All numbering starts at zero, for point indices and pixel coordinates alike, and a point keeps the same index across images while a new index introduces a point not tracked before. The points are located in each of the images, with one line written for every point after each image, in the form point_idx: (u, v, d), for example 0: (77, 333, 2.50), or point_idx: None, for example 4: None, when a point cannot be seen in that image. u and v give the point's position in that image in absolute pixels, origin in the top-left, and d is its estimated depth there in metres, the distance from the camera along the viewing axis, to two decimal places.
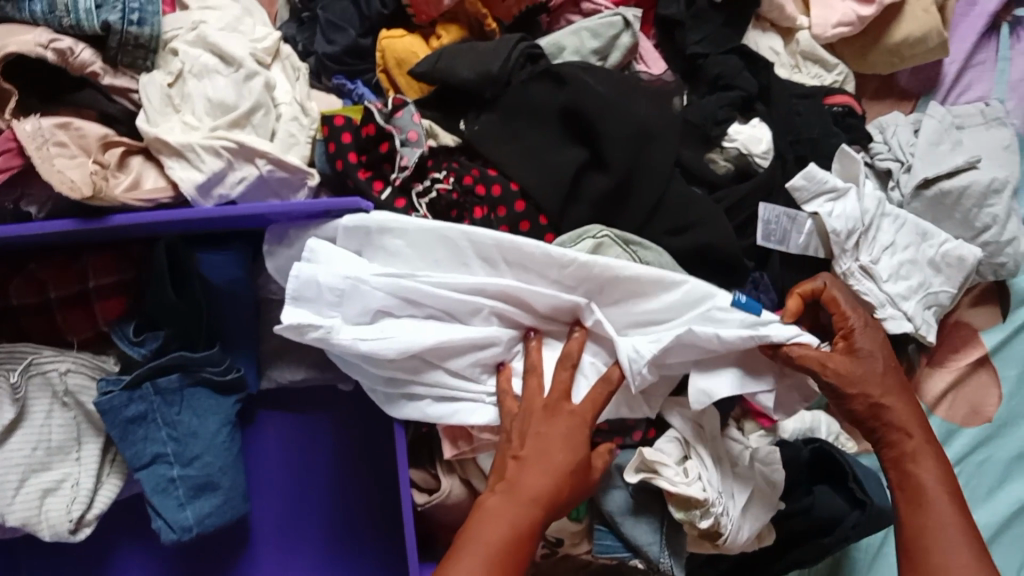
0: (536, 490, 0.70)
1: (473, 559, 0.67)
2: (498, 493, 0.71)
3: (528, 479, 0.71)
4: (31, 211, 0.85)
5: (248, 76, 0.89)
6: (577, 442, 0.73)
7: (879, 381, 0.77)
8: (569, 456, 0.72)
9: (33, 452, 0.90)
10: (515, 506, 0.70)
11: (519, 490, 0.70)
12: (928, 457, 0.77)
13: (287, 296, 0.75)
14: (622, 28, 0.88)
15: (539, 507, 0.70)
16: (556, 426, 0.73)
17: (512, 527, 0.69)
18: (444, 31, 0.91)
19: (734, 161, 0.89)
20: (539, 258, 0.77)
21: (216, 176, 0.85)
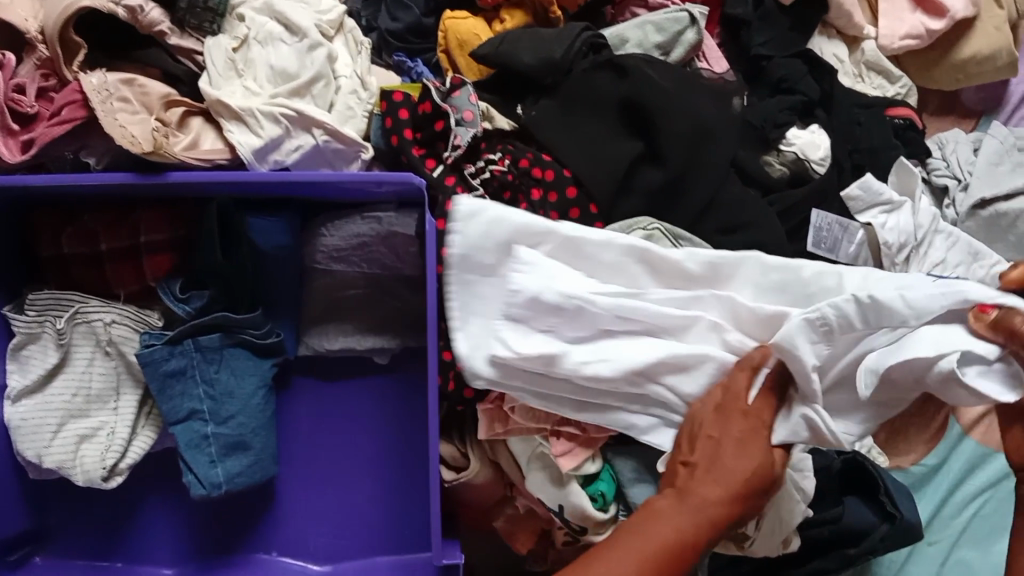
0: (709, 501, 0.62)
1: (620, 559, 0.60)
2: (666, 499, 0.64)
3: (701, 484, 0.63)
4: (90, 162, 0.87)
5: (311, 47, 0.90)
6: (756, 451, 0.64)
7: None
8: (749, 466, 0.64)
9: (72, 398, 0.92)
10: (681, 514, 0.62)
11: (690, 497, 0.63)
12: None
13: (501, 311, 0.69)
14: (687, 24, 0.88)
15: (709, 523, 0.62)
16: (735, 429, 0.65)
17: (674, 533, 0.61)
18: (508, 16, 0.91)
19: (790, 165, 0.88)
20: (746, 268, 0.70)
21: (273, 142, 0.87)
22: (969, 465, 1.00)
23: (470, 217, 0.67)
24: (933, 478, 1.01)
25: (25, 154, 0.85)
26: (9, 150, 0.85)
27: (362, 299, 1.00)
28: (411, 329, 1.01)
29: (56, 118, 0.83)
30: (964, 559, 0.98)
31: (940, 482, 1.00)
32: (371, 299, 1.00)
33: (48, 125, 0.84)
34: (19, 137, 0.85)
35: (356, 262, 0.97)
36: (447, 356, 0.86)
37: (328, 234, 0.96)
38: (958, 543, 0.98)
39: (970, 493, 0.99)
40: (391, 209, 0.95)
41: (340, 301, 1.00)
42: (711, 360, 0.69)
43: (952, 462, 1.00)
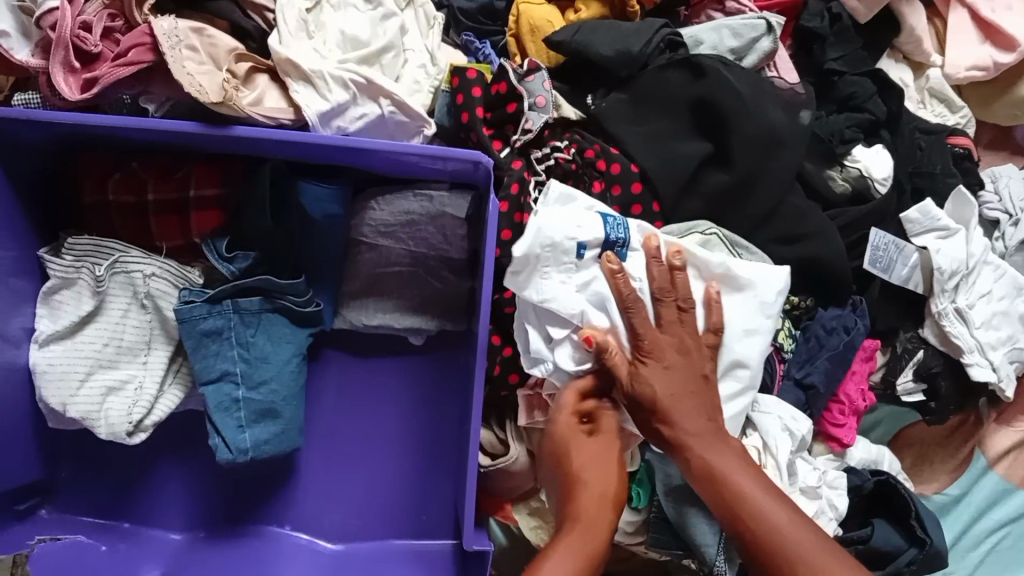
0: (598, 520, 0.70)
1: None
2: (568, 530, 0.68)
3: (584, 505, 0.70)
4: (149, 109, 0.86)
5: (385, 16, 0.91)
6: (612, 462, 0.74)
7: (671, 395, 0.72)
8: (604, 476, 0.73)
9: (103, 348, 0.89)
10: (580, 529, 0.68)
11: (584, 517, 0.69)
12: (734, 462, 0.70)
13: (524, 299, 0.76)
14: (764, 32, 0.88)
15: (601, 526, 0.69)
16: (596, 456, 0.74)
17: (586, 552, 0.67)
18: (584, 5, 0.91)
19: (853, 182, 0.88)
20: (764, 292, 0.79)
21: (340, 107, 0.86)
22: (994, 496, 1.00)
23: (560, 200, 0.77)
24: (952, 509, 1.00)
25: (86, 93, 0.82)
26: (69, 87, 0.83)
27: (404, 277, 0.98)
28: (449, 312, 1.00)
29: (122, 59, 0.81)
30: None
31: (959, 514, 1.00)
32: (413, 278, 0.98)
33: (113, 65, 0.81)
34: (79, 75, 0.83)
35: (403, 237, 0.96)
36: (496, 340, 0.86)
37: (379, 207, 0.94)
38: None
39: (987, 527, 0.99)
40: (443, 188, 0.94)
41: (382, 275, 0.98)
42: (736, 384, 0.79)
43: (976, 493, 1.00)
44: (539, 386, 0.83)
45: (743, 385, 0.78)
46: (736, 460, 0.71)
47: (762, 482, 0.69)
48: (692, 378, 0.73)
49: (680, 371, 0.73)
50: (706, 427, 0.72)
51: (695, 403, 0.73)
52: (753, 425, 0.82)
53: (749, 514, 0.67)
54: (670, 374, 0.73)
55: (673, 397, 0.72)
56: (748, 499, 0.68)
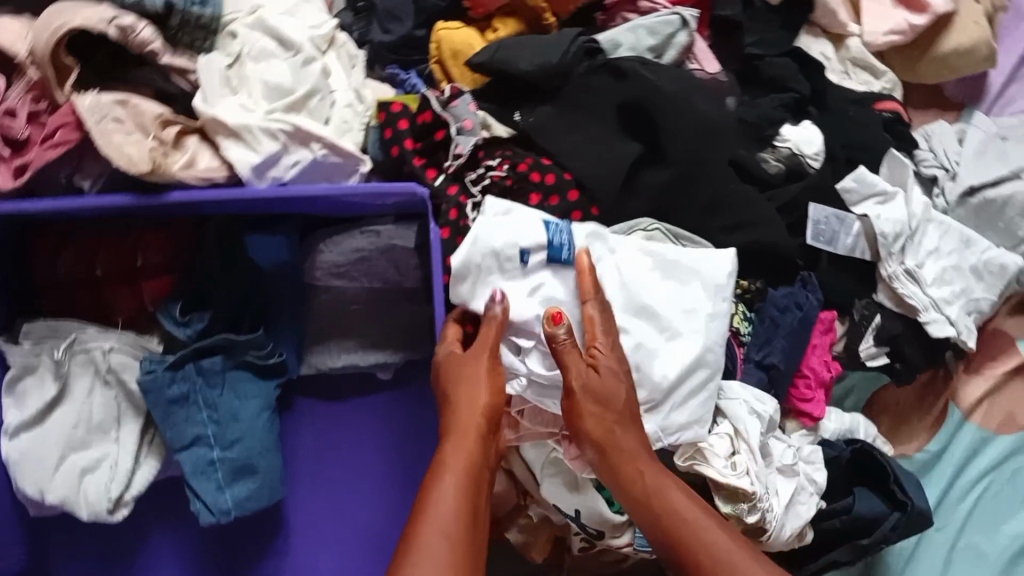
0: (475, 439, 0.71)
1: (439, 546, 0.63)
2: (446, 449, 0.70)
3: (462, 422, 0.72)
4: (85, 186, 0.85)
5: (306, 61, 0.90)
6: (484, 370, 0.74)
7: (621, 416, 0.73)
8: (478, 390, 0.73)
9: (74, 430, 0.89)
10: (457, 447, 0.70)
11: (458, 434, 0.71)
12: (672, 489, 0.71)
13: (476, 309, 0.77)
14: (679, 27, 0.89)
15: (476, 442, 0.71)
16: (470, 370, 0.74)
17: (463, 471, 0.68)
18: (501, 24, 0.92)
19: (786, 161, 0.89)
20: (717, 276, 0.80)
21: (271, 158, 0.86)
22: (974, 448, 1.01)
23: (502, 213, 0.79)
24: (936, 464, 1.01)
25: (19, 181, 0.82)
26: (2, 177, 0.82)
27: (363, 313, 0.99)
28: (414, 343, 1.00)
29: (49, 141, 0.81)
30: (971, 542, 0.98)
31: (943, 469, 1.01)
32: (371, 313, 0.99)
33: (43, 148, 0.82)
34: (9, 162, 0.83)
35: (358, 276, 0.96)
36: None
37: (328, 250, 0.95)
38: (965, 529, 0.99)
39: (972, 478, 1.00)
40: (389, 222, 0.94)
41: (342, 315, 0.99)
42: (703, 369, 0.78)
43: (956, 447, 1.01)
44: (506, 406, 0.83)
45: (709, 371, 0.79)
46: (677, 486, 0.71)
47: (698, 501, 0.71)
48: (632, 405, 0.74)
49: (619, 390, 0.73)
50: (650, 459, 0.73)
51: (632, 431, 0.73)
52: (723, 413, 0.83)
53: (686, 536, 0.68)
54: (616, 388, 0.73)
55: (617, 420, 0.72)
56: (684, 523, 0.69)
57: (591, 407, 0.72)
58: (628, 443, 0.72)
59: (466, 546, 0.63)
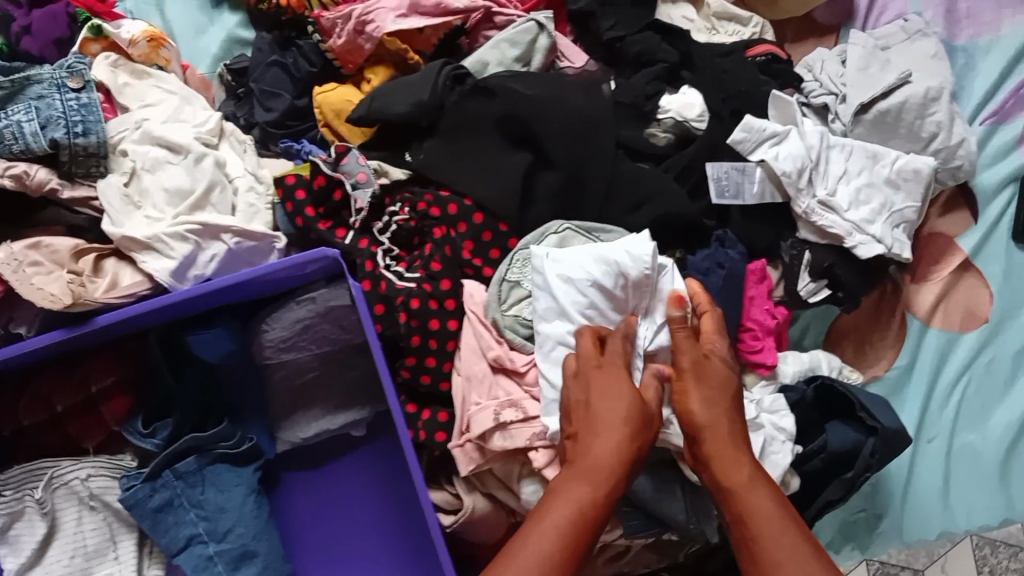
0: (604, 461, 0.69)
1: (541, 547, 0.63)
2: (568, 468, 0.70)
3: (593, 443, 0.70)
4: (21, 331, 0.88)
5: (197, 159, 0.93)
6: (628, 395, 0.73)
7: (728, 429, 0.73)
8: (619, 409, 0.72)
9: (72, 561, 0.92)
10: (584, 470, 0.69)
11: (586, 462, 0.69)
12: (784, 534, 0.66)
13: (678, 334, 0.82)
14: (537, 31, 0.92)
15: (609, 464, 0.69)
16: (610, 396, 0.73)
17: (584, 504, 0.67)
18: (372, 74, 0.95)
19: (672, 130, 0.92)
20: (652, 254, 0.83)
21: (187, 259, 0.88)
22: (942, 350, 1.02)
23: (599, 260, 0.82)
24: (909, 379, 1.01)
25: None
26: None
27: (319, 379, 1.02)
28: (374, 395, 1.04)
29: None
30: (968, 443, 1.00)
31: (917, 381, 1.01)
32: (326, 377, 1.02)
33: None
34: None
35: (305, 345, 0.99)
36: (411, 408, 0.89)
37: (271, 327, 0.97)
38: (957, 430, 1.01)
39: (949, 380, 1.01)
40: (321, 285, 0.96)
41: (300, 385, 1.02)
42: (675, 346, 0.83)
43: (925, 355, 1.02)
44: (468, 431, 0.84)
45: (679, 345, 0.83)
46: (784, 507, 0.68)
47: (793, 529, 0.67)
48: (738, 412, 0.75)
49: (728, 393, 0.75)
50: (758, 479, 0.70)
51: (731, 429, 0.73)
52: None
53: None
54: (716, 404, 0.74)
55: (727, 433, 0.73)
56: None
57: (697, 402, 0.74)
58: (739, 461, 0.71)
59: (569, 559, 0.64)
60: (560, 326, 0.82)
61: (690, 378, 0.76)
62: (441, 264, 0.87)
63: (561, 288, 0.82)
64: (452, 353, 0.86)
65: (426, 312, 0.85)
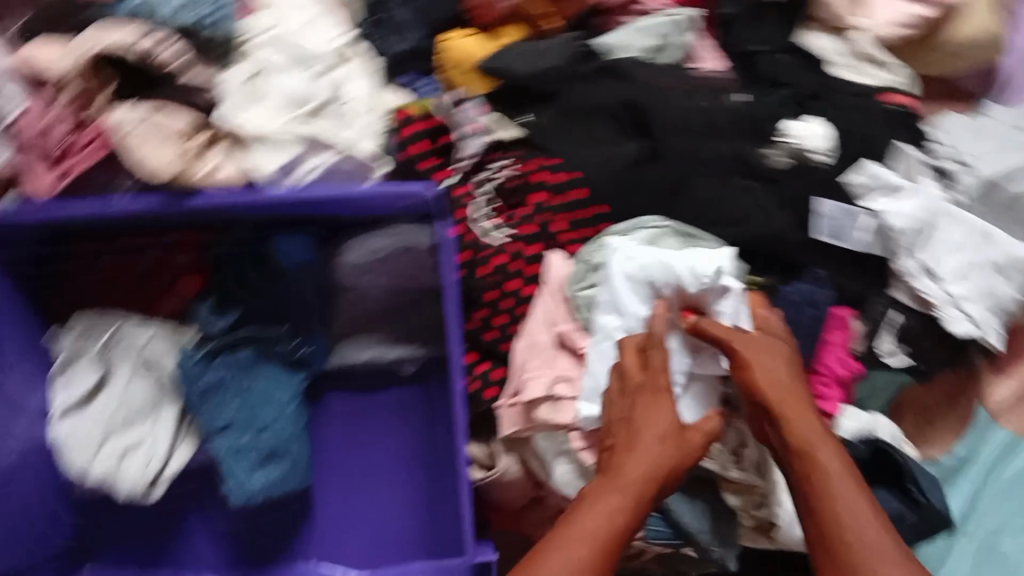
0: (639, 472, 0.70)
1: (573, 547, 0.64)
2: (603, 480, 0.70)
3: (630, 459, 0.71)
4: (124, 188, 0.90)
5: (322, 73, 0.95)
6: (668, 416, 0.74)
7: (787, 384, 0.75)
8: (662, 426, 0.73)
9: (114, 415, 0.96)
10: (618, 486, 0.69)
11: (620, 473, 0.70)
12: (845, 486, 0.68)
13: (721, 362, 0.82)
14: (677, 28, 0.94)
15: (642, 479, 0.70)
16: (647, 415, 0.73)
17: (615, 513, 0.67)
18: (506, 31, 0.95)
19: (792, 156, 0.89)
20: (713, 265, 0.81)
21: (291, 163, 0.90)
22: (1004, 450, 0.99)
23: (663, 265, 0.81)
24: (965, 471, 0.99)
25: (60, 185, 0.85)
26: (44, 185, 0.85)
27: (381, 311, 1.04)
28: (433, 339, 1.05)
29: (90, 147, 0.86)
30: (999, 545, 0.94)
31: (974, 474, 0.98)
32: (393, 312, 1.04)
33: (84, 152, 0.86)
34: (53, 172, 0.86)
35: (380, 275, 1.00)
36: (471, 358, 0.90)
37: (353, 249, 0.99)
38: (998, 532, 0.94)
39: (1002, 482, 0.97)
40: (410, 222, 0.97)
41: (366, 313, 1.04)
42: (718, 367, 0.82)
43: (984, 448, 0.99)
44: (517, 396, 0.84)
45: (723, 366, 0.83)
46: (844, 462, 0.70)
47: (852, 480, 0.69)
48: (796, 373, 0.77)
49: (782, 359, 0.77)
50: (821, 432, 0.72)
51: (793, 387, 0.75)
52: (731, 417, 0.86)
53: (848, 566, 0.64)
54: (777, 368, 0.76)
55: (785, 389, 0.75)
56: (852, 535, 0.65)
57: (758, 368, 0.76)
58: (798, 416, 0.73)
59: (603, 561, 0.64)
60: (613, 320, 0.83)
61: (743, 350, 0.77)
62: (533, 229, 0.88)
63: (623, 287, 0.82)
64: (520, 315, 0.88)
65: (507, 270, 0.87)
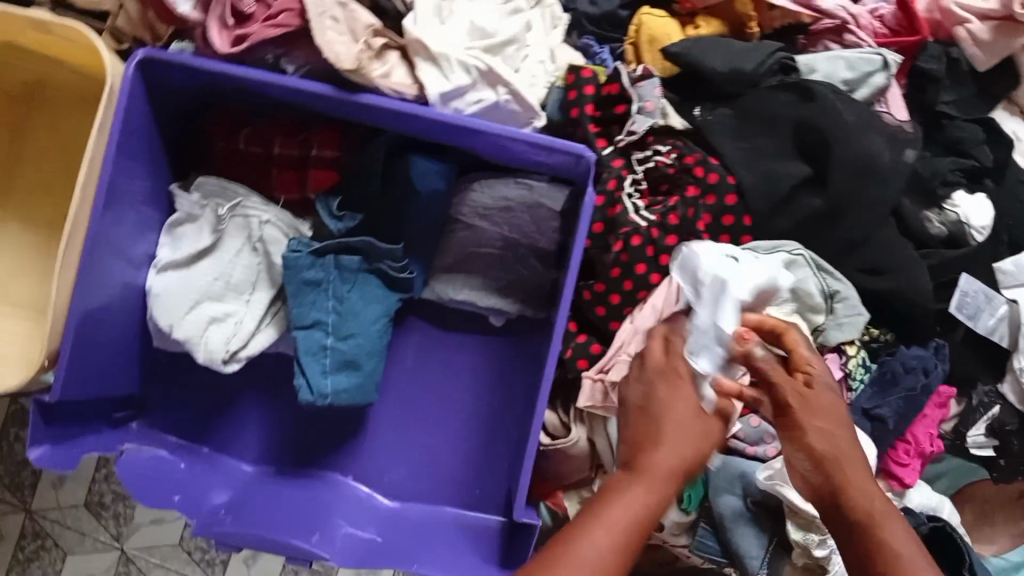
0: (668, 464, 0.62)
1: (596, 538, 0.57)
2: (628, 473, 0.62)
3: (660, 452, 0.63)
4: (288, 69, 0.91)
5: (513, 12, 0.95)
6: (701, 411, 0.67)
7: (845, 447, 0.67)
8: (696, 423, 0.66)
9: (213, 282, 0.97)
10: (646, 478, 0.62)
11: (648, 466, 0.62)
12: (923, 564, 0.59)
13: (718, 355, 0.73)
14: (879, 68, 0.90)
15: (669, 475, 0.62)
16: (683, 411, 0.66)
17: (641, 507, 0.60)
18: (704, 23, 0.94)
19: (950, 226, 0.89)
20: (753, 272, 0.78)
21: (458, 90, 0.90)
22: None
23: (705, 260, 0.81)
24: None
25: (235, 48, 0.88)
26: (221, 41, 0.89)
27: (490, 258, 1.04)
28: (533, 300, 1.04)
29: (271, 21, 0.87)
30: None
31: None
32: (500, 261, 1.04)
33: (262, 25, 0.88)
34: (231, 30, 0.89)
35: (499, 222, 1.01)
36: (572, 327, 0.92)
37: (479, 189, 0.99)
38: None
39: None
40: (544, 180, 0.98)
41: (472, 255, 1.04)
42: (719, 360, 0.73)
43: None
44: (606, 372, 0.85)
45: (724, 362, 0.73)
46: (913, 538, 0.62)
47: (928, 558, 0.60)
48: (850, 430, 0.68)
49: (839, 416, 0.68)
50: (887, 504, 0.64)
51: (850, 447, 0.67)
52: None
53: None
54: (834, 427, 0.67)
55: (844, 451, 0.66)
56: None
57: (813, 430, 0.67)
58: (861, 484, 0.65)
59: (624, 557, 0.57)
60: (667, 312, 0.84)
61: (797, 410, 0.68)
62: (676, 221, 0.87)
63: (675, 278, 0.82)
64: (637, 301, 0.87)
65: (639, 254, 0.87)
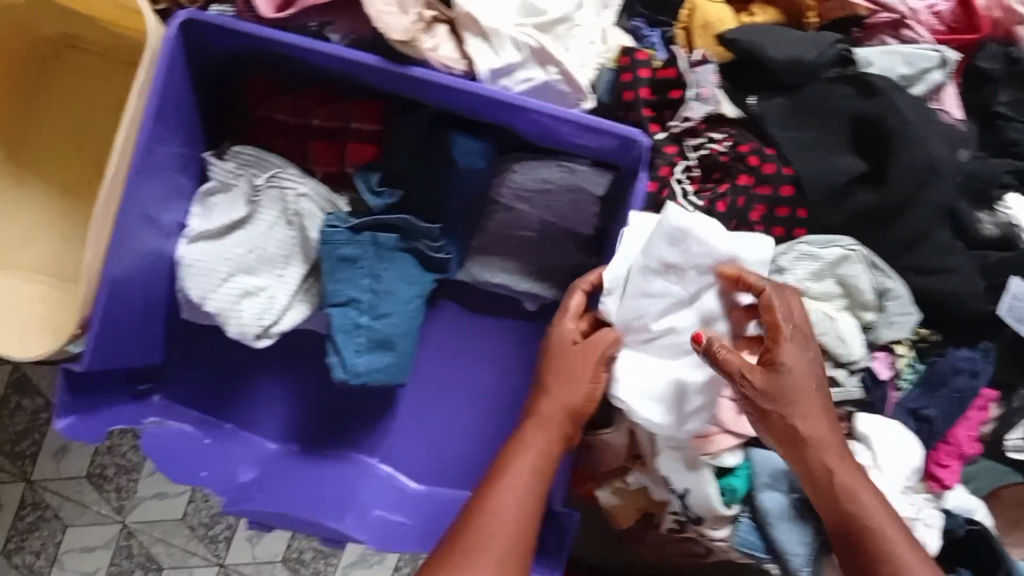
0: (552, 421, 0.82)
1: (506, 496, 0.76)
2: (524, 433, 0.81)
3: (545, 408, 0.82)
4: (332, 38, 0.89)
5: None
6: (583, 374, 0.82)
7: (821, 430, 0.75)
8: (578, 387, 0.82)
9: (246, 254, 0.94)
10: (539, 433, 0.81)
11: (536, 421, 0.82)
12: (889, 527, 0.72)
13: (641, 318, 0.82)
14: (937, 65, 0.89)
15: (555, 425, 0.81)
16: (577, 370, 0.82)
17: (539, 450, 0.80)
18: (760, 10, 0.93)
19: (1002, 227, 0.88)
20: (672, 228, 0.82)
21: (508, 67, 0.88)
22: None
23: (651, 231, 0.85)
24: None
25: (280, 14, 0.87)
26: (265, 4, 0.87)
27: (531, 241, 0.99)
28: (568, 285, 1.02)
29: None
30: None
31: None
32: (540, 244, 0.99)
33: None
34: None
35: (539, 207, 0.96)
36: None
37: (523, 171, 0.96)
38: None
39: None
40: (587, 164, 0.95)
41: (509, 237, 1.00)
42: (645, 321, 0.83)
43: None
44: None
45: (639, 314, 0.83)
46: (879, 499, 0.74)
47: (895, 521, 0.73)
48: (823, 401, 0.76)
49: (811, 394, 0.75)
50: (857, 474, 0.75)
51: (824, 421, 0.75)
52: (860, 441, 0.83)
53: None
54: (810, 410, 0.75)
55: (819, 430, 0.75)
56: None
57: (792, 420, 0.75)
58: (835, 457, 0.75)
59: (535, 492, 0.78)
60: None
61: (778, 402, 0.75)
62: (726, 208, 0.86)
63: None
64: None
65: None
